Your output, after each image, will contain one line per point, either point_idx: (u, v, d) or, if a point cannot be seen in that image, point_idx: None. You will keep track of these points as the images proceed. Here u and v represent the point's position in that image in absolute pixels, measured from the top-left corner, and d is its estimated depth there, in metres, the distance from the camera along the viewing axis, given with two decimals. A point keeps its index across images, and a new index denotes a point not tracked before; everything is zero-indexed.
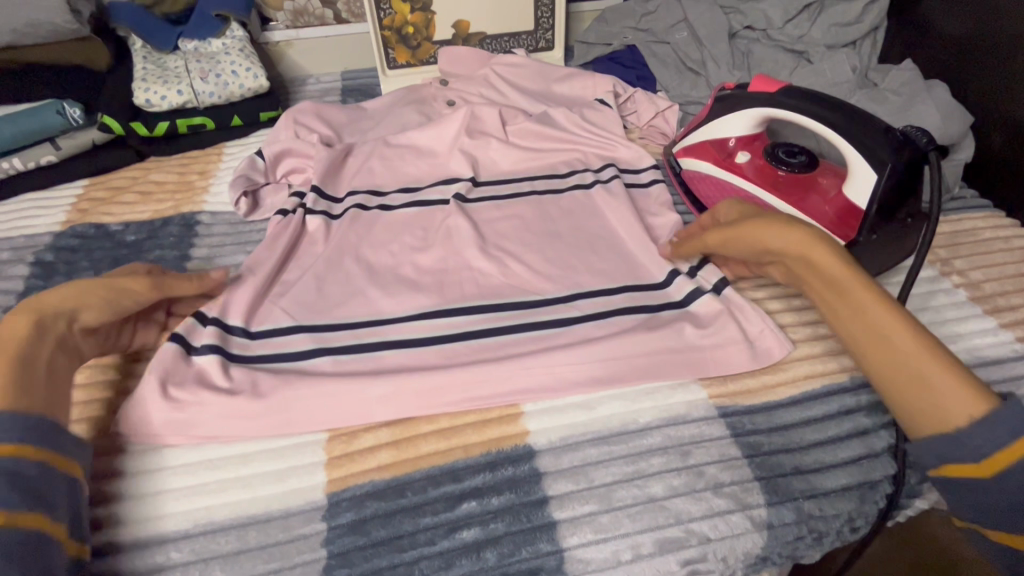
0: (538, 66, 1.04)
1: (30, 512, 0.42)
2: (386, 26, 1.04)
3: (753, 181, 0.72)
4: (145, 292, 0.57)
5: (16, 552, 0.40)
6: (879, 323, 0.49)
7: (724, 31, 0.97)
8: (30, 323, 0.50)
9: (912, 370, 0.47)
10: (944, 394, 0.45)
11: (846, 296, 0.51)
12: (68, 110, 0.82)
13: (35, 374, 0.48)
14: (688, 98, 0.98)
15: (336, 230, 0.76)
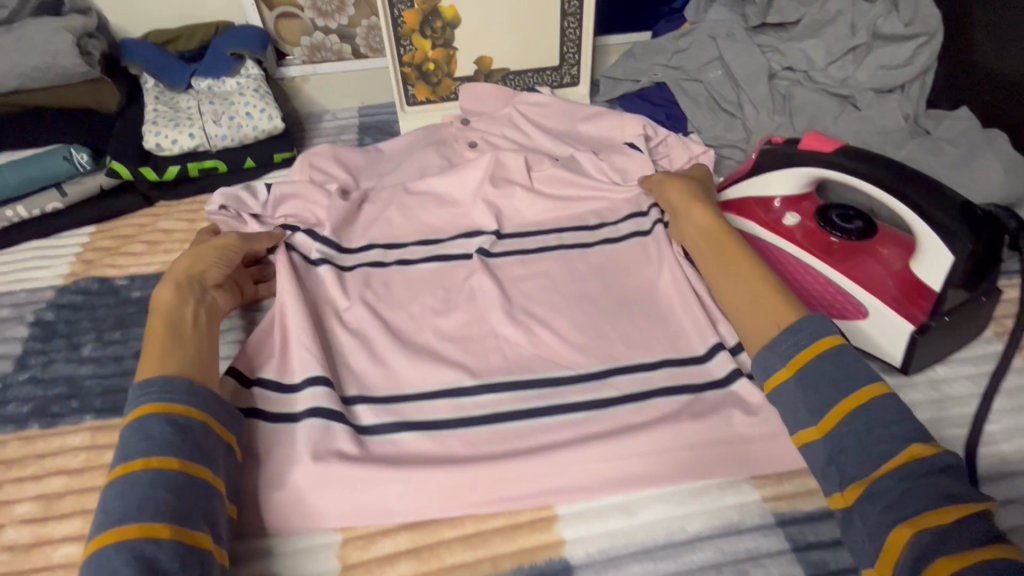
0: (564, 105, 0.99)
1: (195, 462, 0.46)
2: (405, 62, 1.00)
3: (803, 247, 0.66)
4: (239, 244, 0.67)
5: (184, 501, 0.44)
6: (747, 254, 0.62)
7: (761, 73, 0.92)
8: (182, 289, 0.59)
9: (752, 288, 0.58)
10: (770, 303, 0.55)
11: (712, 233, 0.65)
12: (75, 156, 0.79)
13: (185, 327, 0.56)
14: (722, 140, 0.92)
15: (354, 285, 0.71)
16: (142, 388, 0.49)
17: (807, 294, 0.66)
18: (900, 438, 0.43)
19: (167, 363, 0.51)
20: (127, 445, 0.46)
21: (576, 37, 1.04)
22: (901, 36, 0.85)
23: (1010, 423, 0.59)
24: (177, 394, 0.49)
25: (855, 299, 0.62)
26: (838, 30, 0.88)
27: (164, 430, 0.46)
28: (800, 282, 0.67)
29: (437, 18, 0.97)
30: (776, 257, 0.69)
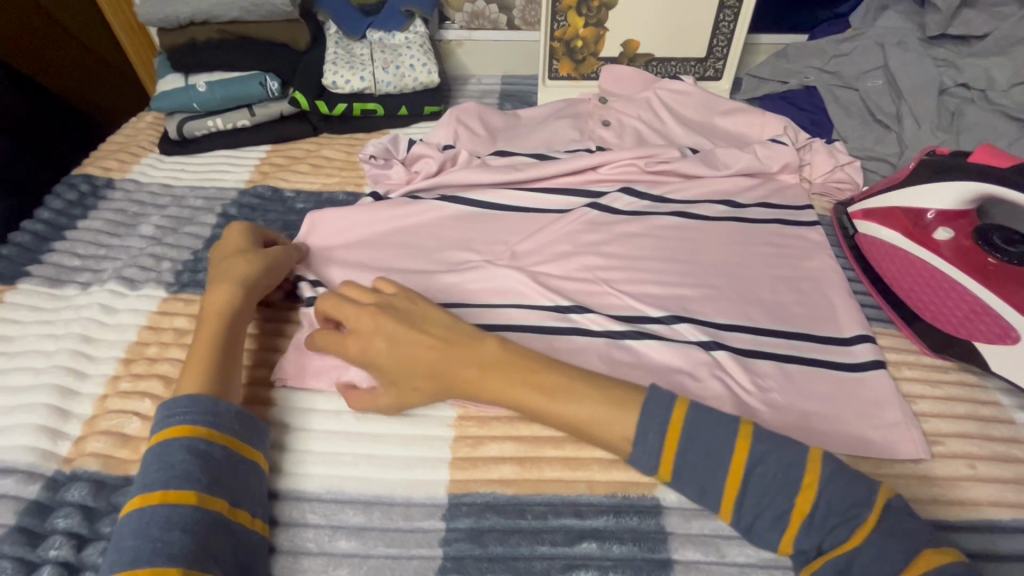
0: (704, 96, 0.99)
1: (210, 495, 0.45)
2: (556, 37, 1.05)
3: (954, 266, 0.65)
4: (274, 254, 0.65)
5: (197, 538, 0.43)
6: (518, 370, 0.50)
7: (931, 86, 0.86)
8: (222, 296, 0.58)
9: (568, 414, 0.48)
10: (602, 426, 0.48)
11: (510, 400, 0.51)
12: (268, 83, 0.92)
13: (227, 344, 0.56)
14: (870, 152, 0.89)
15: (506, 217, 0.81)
16: (166, 411, 0.49)
17: (949, 311, 0.64)
18: (788, 493, 0.44)
19: (201, 381, 0.51)
20: (146, 479, 0.46)
21: (729, 31, 1.03)
22: None
23: None
24: (196, 416, 0.49)
25: (1006, 322, 0.59)
26: None
27: (184, 459, 0.46)
28: (943, 298, 0.65)
29: None
30: (919, 270, 0.68)
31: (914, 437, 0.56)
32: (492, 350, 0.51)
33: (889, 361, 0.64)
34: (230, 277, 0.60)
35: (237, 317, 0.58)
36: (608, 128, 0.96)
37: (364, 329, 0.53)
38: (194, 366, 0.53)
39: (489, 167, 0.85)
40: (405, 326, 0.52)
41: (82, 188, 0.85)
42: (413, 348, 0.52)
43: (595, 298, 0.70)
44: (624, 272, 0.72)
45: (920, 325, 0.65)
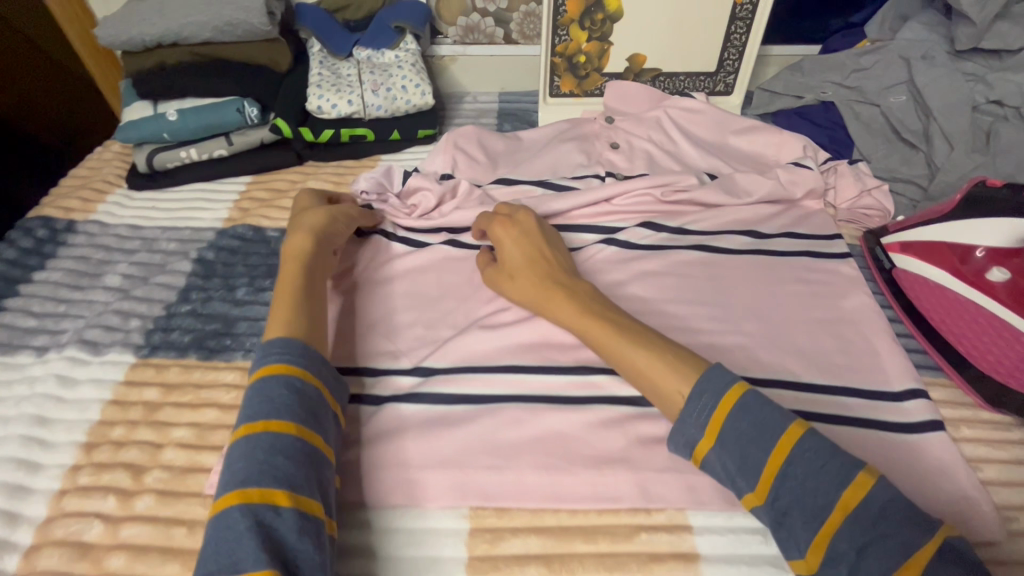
0: (718, 114, 0.93)
1: (309, 429, 0.46)
2: (557, 53, 0.98)
3: (1009, 309, 0.60)
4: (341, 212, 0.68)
5: (304, 469, 0.43)
6: (593, 308, 0.57)
7: (963, 103, 0.81)
8: (301, 244, 0.60)
9: (626, 359, 0.52)
10: (657, 373, 0.50)
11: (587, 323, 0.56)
12: (247, 109, 0.84)
13: (315, 289, 0.57)
14: (897, 175, 0.83)
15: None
16: (260, 351, 0.48)
17: (1012, 362, 0.59)
18: (833, 485, 0.41)
19: (292, 326, 0.51)
20: (246, 409, 0.45)
21: (741, 43, 0.97)
22: None
23: None
24: (289, 357, 0.49)
25: None
26: None
27: (283, 393, 0.46)
28: (1003, 346, 0.59)
29: (599, 9, 0.94)
30: (973, 314, 0.62)
31: (986, 514, 0.51)
32: (590, 293, 0.59)
33: (944, 419, 0.58)
34: (306, 227, 0.62)
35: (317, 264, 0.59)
36: (617, 151, 0.89)
37: (519, 222, 0.66)
38: (277, 306, 0.54)
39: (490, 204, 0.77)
40: (540, 241, 0.64)
41: (40, 233, 0.76)
42: (543, 247, 0.63)
43: None
44: (646, 319, 0.66)
45: (973, 372, 0.60)
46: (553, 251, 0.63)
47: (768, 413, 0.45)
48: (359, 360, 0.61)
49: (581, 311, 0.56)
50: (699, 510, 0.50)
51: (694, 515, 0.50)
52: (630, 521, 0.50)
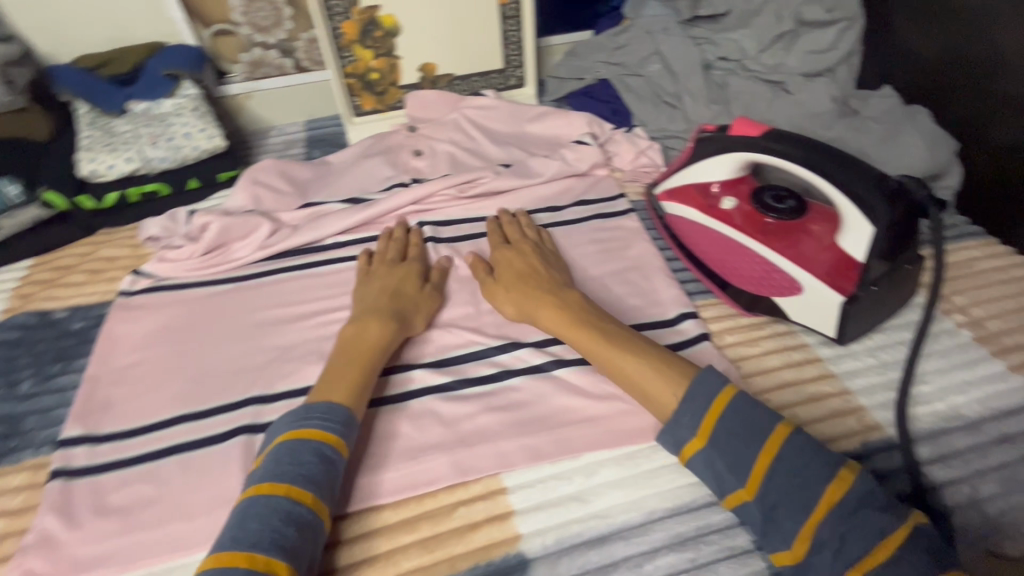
0: (510, 106, 1.00)
1: (324, 504, 0.47)
2: (349, 73, 1.00)
3: (741, 230, 0.68)
4: (423, 271, 0.70)
5: (306, 540, 0.44)
6: (576, 312, 0.60)
7: (697, 64, 0.94)
8: (413, 304, 0.65)
9: (616, 366, 0.55)
10: (646, 377, 0.53)
11: (574, 328, 0.59)
12: (5, 188, 0.77)
13: (378, 351, 0.59)
14: (667, 132, 0.94)
15: (332, 280, 0.76)
16: (304, 413, 0.51)
17: (745, 277, 0.68)
18: (820, 481, 0.43)
19: (340, 391, 0.54)
20: (275, 467, 0.47)
21: (518, 39, 1.05)
22: (823, 21, 0.88)
23: (942, 382, 0.61)
24: (338, 426, 0.51)
25: (789, 276, 0.64)
26: (764, 21, 0.91)
27: (313, 461, 0.48)
28: (739, 263, 0.69)
29: (376, 27, 0.97)
30: (717, 240, 0.71)
31: None
32: (578, 303, 0.62)
33: (711, 331, 0.68)
34: (386, 283, 0.67)
35: (395, 318, 0.62)
36: (421, 158, 0.94)
37: (519, 245, 0.72)
38: (345, 375, 0.55)
39: (301, 234, 0.80)
40: (535, 262, 0.68)
41: None
42: (537, 262, 0.68)
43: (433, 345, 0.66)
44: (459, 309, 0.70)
45: (733, 291, 0.70)
46: (543, 268, 0.67)
47: (759, 412, 0.48)
48: (171, 413, 0.60)
49: (564, 319, 0.60)
50: (513, 472, 0.55)
51: (509, 477, 0.54)
52: (451, 499, 0.53)
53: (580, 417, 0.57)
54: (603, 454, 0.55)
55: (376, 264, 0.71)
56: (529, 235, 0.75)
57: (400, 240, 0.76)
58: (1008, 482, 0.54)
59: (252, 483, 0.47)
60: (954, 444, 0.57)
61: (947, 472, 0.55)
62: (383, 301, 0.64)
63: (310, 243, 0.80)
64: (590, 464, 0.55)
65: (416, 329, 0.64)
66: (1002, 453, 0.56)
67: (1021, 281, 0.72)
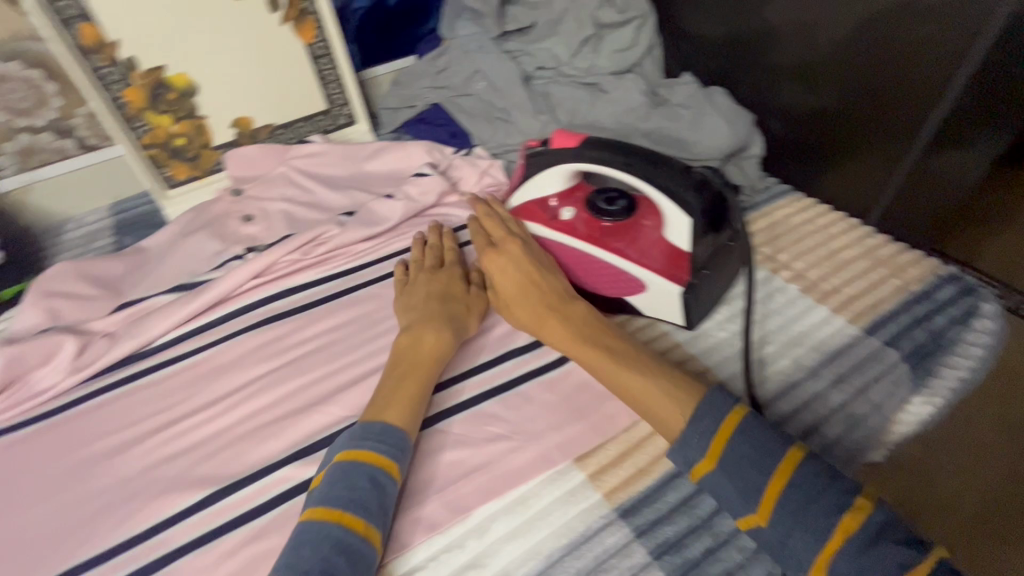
0: (341, 148, 0.95)
1: (376, 530, 0.47)
2: (146, 143, 0.89)
3: (585, 239, 0.68)
4: (465, 275, 0.69)
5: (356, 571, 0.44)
6: (587, 332, 0.59)
7: (517, 77, 0.95)
8: (438, 309, 0.64)
9: (625, 386, 0.55)
10: (657, 402, 0.52)
11: (585, 347, 0.58)
12: None
13: (427, 370, 0.58)
14: (505, 147, 0.95)
15: (164, 388, 0.65)
16: (359, 434, 0.51)
17: (596, 283, 0.69)
18: (773, 465, 0.45)
19: (402, 414, 0.53)
20: (330, 489, 0.47)
21: (336, 77, 0.99)
22: (618, 22, 0.94)
23: (782, 340, 0.67)
24: (391, 450, 0.51)
25: (633, 277, 0.66)
26: (568, 27, 0.94)
27: (365, 487, 0.47)
28: (588, 272, 0.69)
29: (166, 90, 0.87)
30: (565, 252, 0.71)
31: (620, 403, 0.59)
32: (589, 320, 0.60)
33: None
34: (450, 287, 0.67)
35: (447, 327, 0.61)
36: (253, 223, 0.85)
37: (505, 243, 0.67)
38: (405, 393, 0.55)
39: (116, 342, 0.68)
40: (528, 265, 0.64)
41: None
42: (533, 267, 0.64)
43: (293, 436, 0.60)
44: (318, 386, 0.64)
45: (587, 295, 0.71)
46: (543, 275, 0.64)
47: (750, 420, 0.48)
48: None
49: (575, 338, 0.59)
50: (402, 558, 0.50)
51: (399, 564, 0.49)
52: None
53: (462, 473, 0.54)
54: (493, 507, 0.52)
55: (415, 270, 0.70)
56: (514, 230, 0.70)
57: (435, 246, 0.73)
58: (848, 420, 0.60)
59: (310, 504, 0.48)
60: (801, 397, 0.62)
61: (800, 425, 0.60)
62: (433, 306, 0.63)
63: (138, 349, 0.69)
64: (482, 522, 0.52)
65: (472, 327, 0.64)
66: (839, 393, 0.62)
67: (828, 227, 0.81)
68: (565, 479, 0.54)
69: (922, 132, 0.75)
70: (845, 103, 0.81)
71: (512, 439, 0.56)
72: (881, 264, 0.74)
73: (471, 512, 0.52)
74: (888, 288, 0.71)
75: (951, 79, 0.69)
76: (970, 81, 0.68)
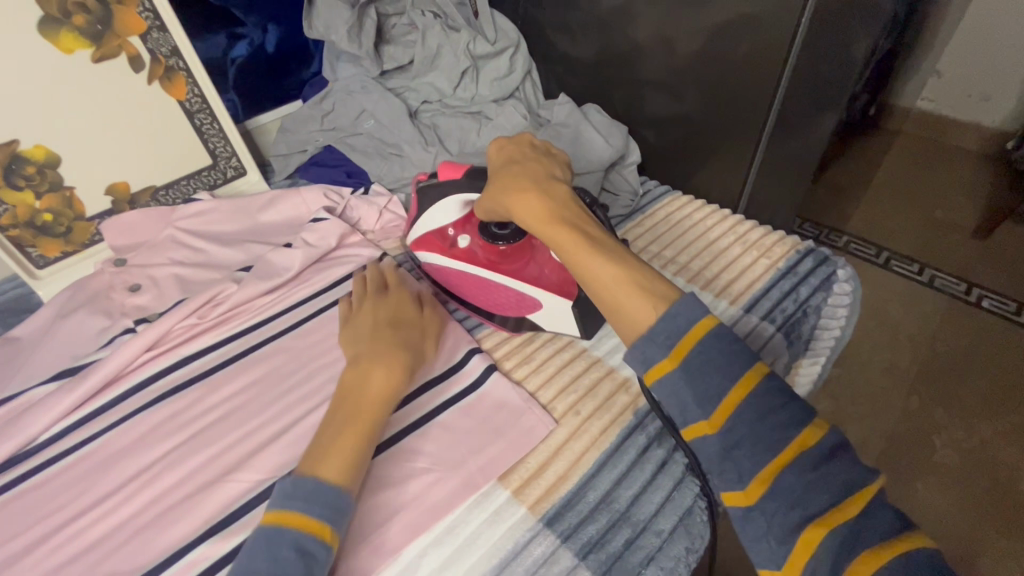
0: (231, 202, 0.92)
1: None
2: (6, 225, 0.82)
3: (484, 267, 0.70)
4: (411, 304, 0.67)
5: None
6: (580, 228, 0.54)
7: (404, 112, 0.98)
8: (389, 340, 0.60)
9: (593, 272, 0.50)
10: (623, 293, 0.48)
11: (569, 236, 0.53)
12: None
13: (378, 407, 0.55)
14: (402, 180, 0.96)
15: (53, 488, 0.60)
16: (289, 492, 0.48)
17: (501, 306, 0.71)
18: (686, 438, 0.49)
19: (344, 455, 0.50)
20: (251, 560, 0.44)
21: (218, 130, 0.96)
22: (493, 52, 0.99)
23: None
24: (323, 511, 0.47)
25: (531, 298, 0.68)
26: (447, 61, 0.98)
27: (290, 555, 0.44)
28: (493, 296, 0.71)
29: (22, 164, 0.80)
30: (469, 279, 0.72)
31: (536, 414, 0.62)
32: (588, 225, 0.55)
33: (496, 360, 0.69)
34: (395, 319, 0.64)
35: (400, 360, 0.58)
36: (140, 292, 0.80)
37: (527, 161, 0.62)
38: (348, 438, 0.52)
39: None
40: (545, 184, 0.59)
41: None
42: (541, 181, 0.59)
43: (206, 510, 0.57)
44: (228, 453, 0.62)
45: (493, 317, 0.72)
46: (553, 189, 0.58)
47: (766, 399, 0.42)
48: None
49: (562, 229, 0.54)
50: None
51: None
52: None
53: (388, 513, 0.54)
54: (423, 543, 0.52)
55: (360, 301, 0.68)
56: (547, 158, 0.64)
57: (379, 278, 0.71)
58: None
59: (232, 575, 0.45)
60: None
61: None
62: (384, 335, 0.61)
63: (19, 450, 0.63)
64: (412, 560, 0.52)
65: (428, 356, 0.63)
66: None
67: (704, 219, 0.89)
68: (491, 501, 0.55)
69: (770, 115, 0.86)
70: (700, 106, 0.91)
71: (435, 470, 0.57)
72: (752, 247, 0.83)
73: (400, 553, 0.52)
74: (760, 268, 0.80)
75: (784, 60, 0.79)
76: (799, 60, 0.80)
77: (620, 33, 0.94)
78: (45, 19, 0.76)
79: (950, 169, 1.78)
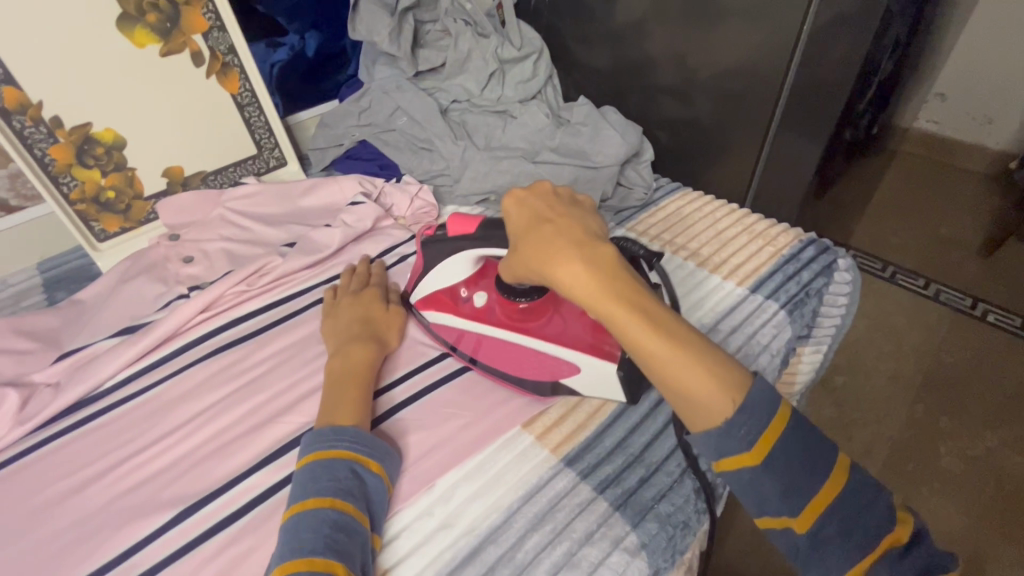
0: (274, 187, 0.99)
1: (362, 513, 0.50)
2: (75, 200, 0.90)
3: (505, 327, 0.65)
4: (383, 297, 0.73)
5: (353, 545, 0.48)
6: (644, 309, 0.46)
7: (435, 110, 1.06)
8: (362, 333, 0.67)
9: (672, 366, 0.44)
10: (704, 389, 0.44)
11: (639, 320, 0.46)
12: None
13: (362, 387, 0.61)
14: (432, 172, 1.04)
15: (119, 425, 0.66)
16: (330, 435, 0.55)
17: (529, 370, 0.65)
18: None
19: (345, 418, 0.57)
20: (312, 484, 0.50)
21: (264, 122, 1.04)
22: (519, 57, 1.08)
23: (685, 306, 0.79)
24: (360, 444, 0.55)
25: (562, 358, 0.62)
26: (475, 64, 1.07)
27: (347, 476, 0.52)
28: (519, 359, 0.65)
29: (93, 145, 0.89)
30: (490, 340, 0.66)
31: None
32: (649, 303, 0.47)
33: None
34: (368, 312, 0.70)
35: (372, 348, 0.65)
36: (193, 263, 0.88)
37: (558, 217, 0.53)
38: (346, 402, 0.58)
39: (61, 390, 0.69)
40: (590, 246, 0.50)
41: None
42: (588, 241, 0.50)
43: (258, 446, 0.63)
44: (277, 400, 0.68)
45: (515, 378, 0.66)
46: (603, 253, 0.49)
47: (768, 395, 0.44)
48: None
49: (627, 311, 0.46)
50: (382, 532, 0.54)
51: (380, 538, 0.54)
52: None
53: (423, 451, 0.60)
54: (454, 478, 0.58)
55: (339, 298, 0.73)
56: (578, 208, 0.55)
57: (361, 274, 0.77)
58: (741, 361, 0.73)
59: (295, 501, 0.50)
60: None
61: None
62: (357, 329, 0.67)
63: (87, 394, 0.70)
64: (445, 491, 0.57)
65: (392, 346, 0.69)
66: (734, 340, 0.75)
67: (712, 211, 0.95)
68: (516, 444, 0.61)
69: (776, 113, 0.93)
70: (712, 108, 0.98)
71: (466, 416, 0.63)
72: (758, 237, 0.89)
73: (435, 485, 0.57)
74: (765, 255, 0.86)
75: (788, 61, 0.87)
76: (802, 63, 0.87)
77: (635, 41, 1.02)
78: (123, 16, 0.85)
79: (952, 188, 1.83)
